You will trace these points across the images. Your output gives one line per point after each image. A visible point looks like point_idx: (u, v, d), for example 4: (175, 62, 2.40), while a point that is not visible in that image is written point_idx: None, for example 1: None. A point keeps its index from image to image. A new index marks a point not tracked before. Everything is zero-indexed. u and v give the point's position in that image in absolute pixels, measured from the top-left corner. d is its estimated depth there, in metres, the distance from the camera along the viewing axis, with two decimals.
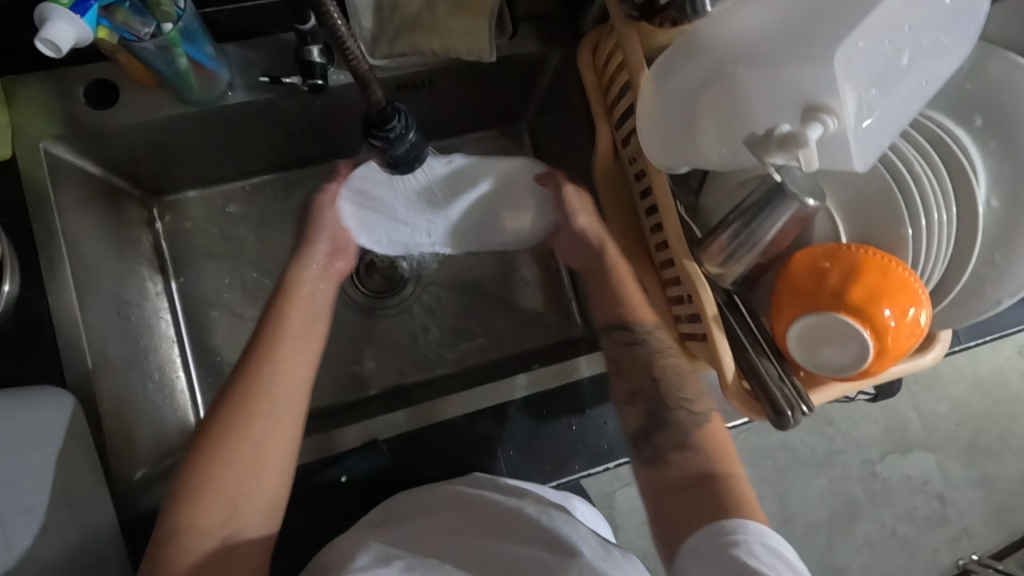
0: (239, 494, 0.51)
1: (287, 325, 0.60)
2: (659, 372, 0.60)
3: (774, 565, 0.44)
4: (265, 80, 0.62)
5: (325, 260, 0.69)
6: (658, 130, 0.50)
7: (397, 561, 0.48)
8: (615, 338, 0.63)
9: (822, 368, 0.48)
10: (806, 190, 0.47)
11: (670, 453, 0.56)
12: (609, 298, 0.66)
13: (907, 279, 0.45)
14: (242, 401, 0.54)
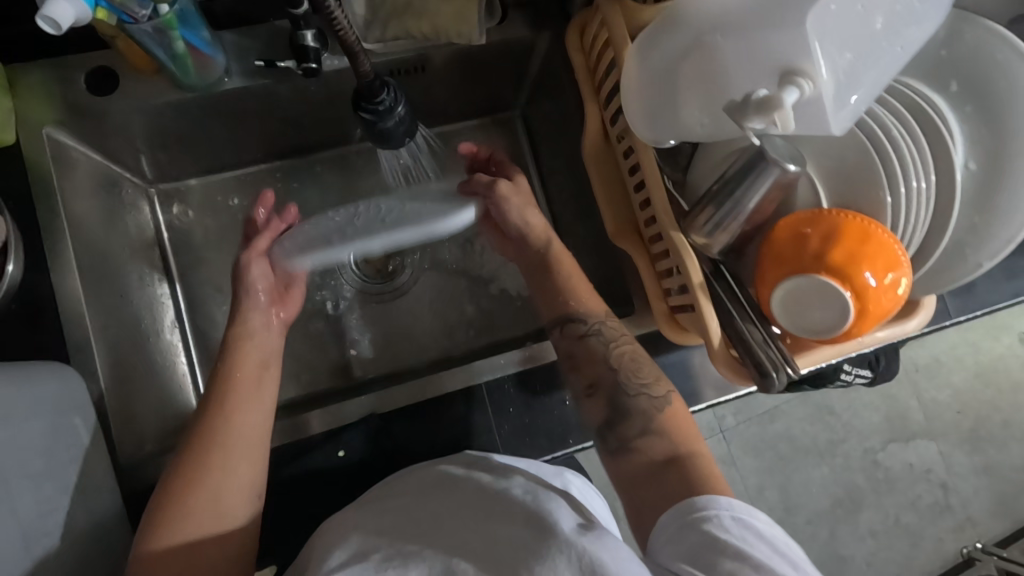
0: (201, 535, 0.52)
1: (235, 372, 0.60)
2: (613, 361, 0.63)
3: (744, 538, 0.46)
4: (261, 63, 0.63)
5: (266, 305, 0.68)
6: (641, 104, 0.52)
7: (375, 555, 0.49)
8: (567, 338, 0.65)
9: (806, 331, 0.49)
10: (786, 156, 0.49)
11: (635, 439, 0.58)
12: (551, 295, 0.68)
13: (886, 242, 0.46)
14: (201, 449, 0.55)
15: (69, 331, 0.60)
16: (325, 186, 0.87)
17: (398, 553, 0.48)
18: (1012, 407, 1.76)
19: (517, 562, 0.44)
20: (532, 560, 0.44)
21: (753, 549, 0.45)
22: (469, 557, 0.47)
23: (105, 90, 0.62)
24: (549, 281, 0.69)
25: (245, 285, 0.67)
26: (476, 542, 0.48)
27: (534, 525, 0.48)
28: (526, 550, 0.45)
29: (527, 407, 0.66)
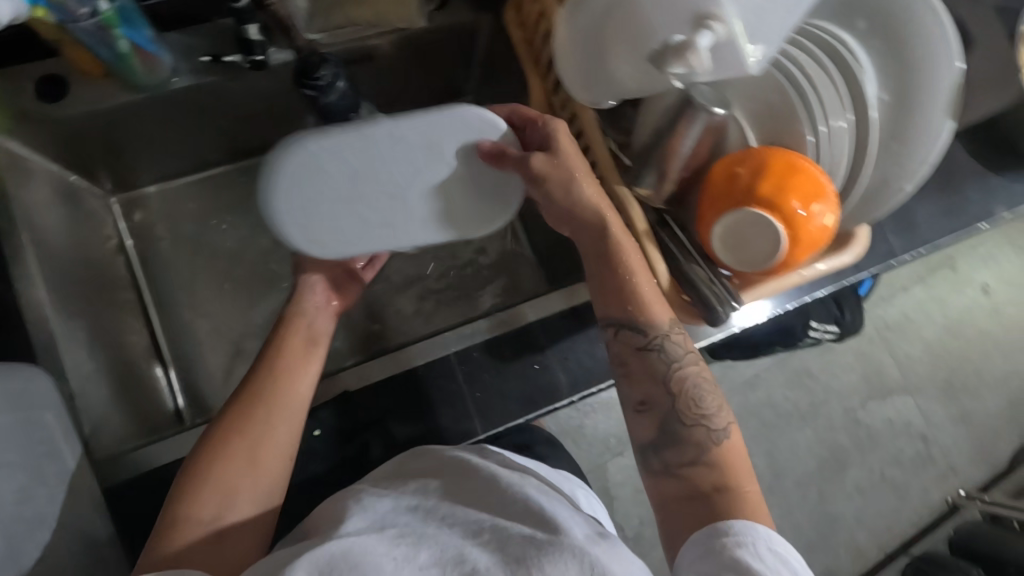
0: (234, 494, 0.53)
1: (287, 346, 0.60)
2: (676, 382, 0.53)
3: (778, 572, 0.43)
4: (207, 58, 0.65)
5: (323, 300, 0.66)
6: (576, 68, 0.56)
7: (389, 530, 0.51)
8: (624, 341, 0.54)
9: (745, 265, 0.51)
10: (713, 101, 0.51)
11: (680, 470, 0.52)
12: (621, 289, 0.54)
13: (811, 172, 0.49)
14: (246, 406, 0.56)
15: (37, 335, 0.61)
16: None
17: (409, 532, 0.50)
18: (982, 355, 1.82)
19: (525, 556, 0.46)
20: (542, 559, 0.46)
21: None
22: (480, 548, 0.48)
23: (56, 96, 0.63)
24: (615, 277, 0.54)
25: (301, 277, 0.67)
26: (492, 535, 0.50)
27: (545, 526, 0.51)
28: (537, 547, 0.47)
29: (498, 374, 0.67)
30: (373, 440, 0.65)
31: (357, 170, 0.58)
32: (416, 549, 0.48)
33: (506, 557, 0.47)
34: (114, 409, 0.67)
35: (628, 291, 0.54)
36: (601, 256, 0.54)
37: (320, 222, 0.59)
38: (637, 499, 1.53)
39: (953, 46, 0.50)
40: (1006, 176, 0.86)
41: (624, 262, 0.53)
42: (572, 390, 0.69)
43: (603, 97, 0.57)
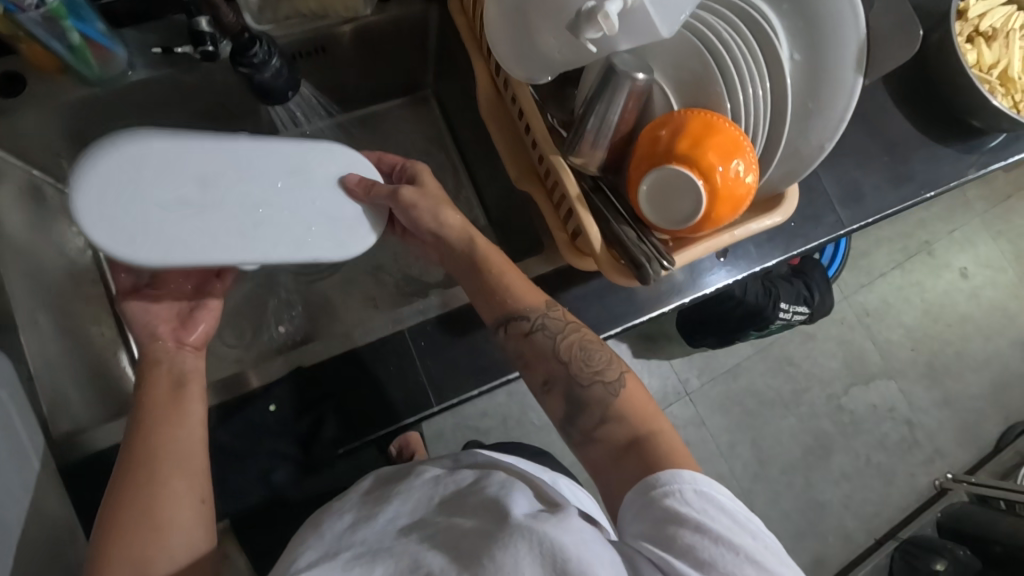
0: (145, 565, 0.50)
1: (153, 399, 0.56)
2: (563, 354, 0.62)
3: (706, 510, 0.48)
4: (158, 50, 0.68)
5: (172, 334, 0.60)
6: (508, 43, 0.58)
7: (345, 551, 0.51)
8: (512, 334, 0.63)
9: (671, 221, 0.53)
10: (634, 68, 0.55)
11: (596, 431, 0.59)
12: (498, 290, 0.64)
13: (726, 129, 0.52)
14: (126, 474, 0.52)
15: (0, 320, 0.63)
16: None
17: (366, 551, 0.50)
18: (963, 338, 1.83)
19: (478, 550, 0.46)
20: (493, 548, 0.45)
21: (714, 521, 0.47)
22: (435, 552, 0.48)
23: (16, 94, 0.66)
24: (491, 283, 0.64)
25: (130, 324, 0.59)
26: (443, 534, 0.50)
27: (494, 514, 0.50)
28: (489, 540, 0.46)
29: (451, 347, 0.69)
30: (328, 414, 0.66)
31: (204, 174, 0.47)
32: (372, 564, 0.48)
33: (459, 557, 0.46)
34: (76, 393, 0.69)
35: (500, 291, 0.64)
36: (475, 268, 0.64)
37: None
38: None
39: (855, 9, 0.51)
40: (951, 147, 0.88)
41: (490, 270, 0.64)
42: None
43: (537, 70, 0.59)
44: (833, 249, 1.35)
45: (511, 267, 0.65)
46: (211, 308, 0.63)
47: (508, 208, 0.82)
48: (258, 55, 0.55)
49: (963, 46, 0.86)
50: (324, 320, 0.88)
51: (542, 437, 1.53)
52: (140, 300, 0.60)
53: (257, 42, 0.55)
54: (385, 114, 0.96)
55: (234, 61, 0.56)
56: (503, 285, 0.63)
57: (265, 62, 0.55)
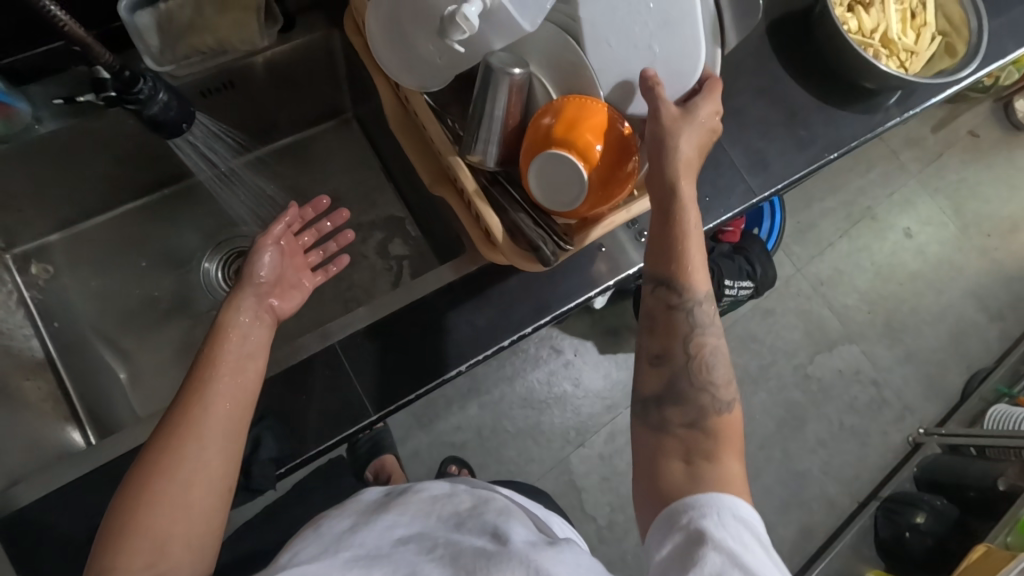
0: (166, 542, 0.50)
1: (224, 365, 0.58)
2: (693, 346, 0.56)
3: (739, 538, 0.46)
4: (60, 101, 0.69)
5: (258, 303, 0.66)
6: (393, 57, 0.60)
7: (344, 552, 0.54)
8: (656, 297, 0.56)
9: (561, 202, 0.56)
10: (509, 64, 0.58)
11: (678, 427, 0.54)
12: (667, 243, 0.56)
13: (600, 112, 0.55)
14: (172, 440, 0.53)
15: None
16: (185, 219, 0.93)
17: (365, 554, 0.53)
18: (916, 295, 1.88)
19: (475, 566, 0.50)
20: (490, 565, 0.49)
21: (748, 553, 0.45)
22: (433, 564, 0.51)
23: None
24: (660, 234, 0.56)
25: (249, 270, 0.68)
26: (444, 549, 0.53)
27: (494, 534, 0.53)
28: (485, 557, 0.50)
29: (385, 352, 0.71)
30: (267, 433, 0.67)
31: None
32: (369, 570, 0.51)
33: (457, 569, 0.50)
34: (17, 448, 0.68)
35: (679, 251, 0.55)
36: (667, 202, 0.55)
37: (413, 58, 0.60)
38: (606, 486, 1.54)
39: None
40: (850, 108, 0.92)
41: (685, 219, 0.55)
42: (460, 359, 0.72)
43: (430, 81, 0.61)
44: (770, 222, 1.39)
45: (700, 243, 0.56)
46: (296, 297, 0.71)
47: (433, 214, 0.84)
48: (143, 89, 0.61)
49: (844, 15, 0.92)
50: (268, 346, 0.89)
51: (519, 443, 1.54)
52: (264, 255, 0.69)
53: (141, 79, 0.61)
54: (310, 141, 0.98)
55: (122, 99, 0.62)
56: (679, 243, 0.55)
57: (150, 94, 0.61)
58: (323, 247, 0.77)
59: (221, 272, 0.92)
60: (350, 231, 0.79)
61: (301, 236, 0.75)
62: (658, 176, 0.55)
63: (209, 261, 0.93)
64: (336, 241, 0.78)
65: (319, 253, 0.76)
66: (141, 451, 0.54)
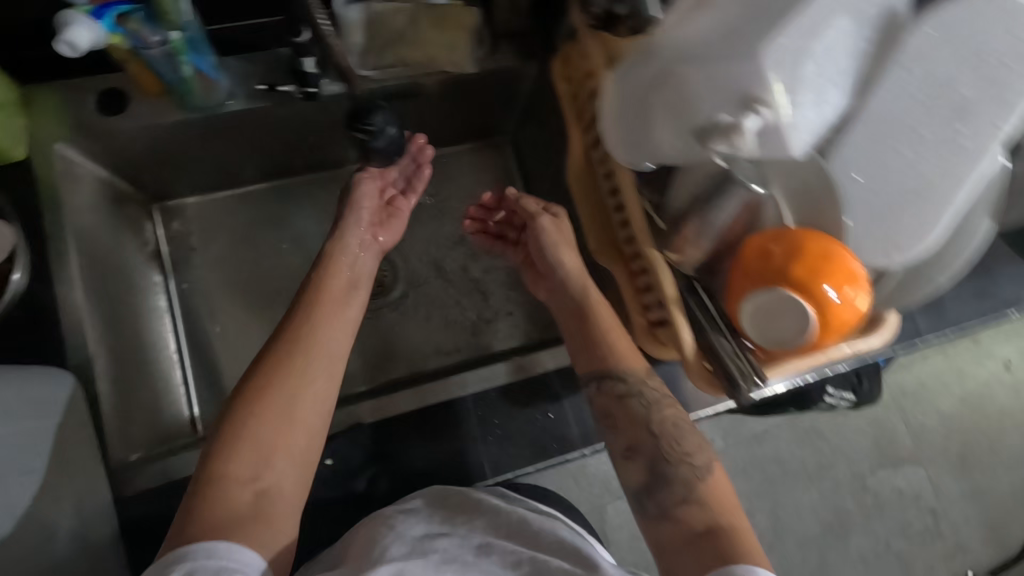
0: (270, 456, 0.50)
1: (330, 289, 0.60)
2: (658, 428, 0.59)
3: None
4: (263, 87, 0.67)
5: (367, 232, 0.69)
6: (620, 131, 0.57)
7: (432, 554, 0.48)
8: (604, 394, 0.62)
9: (773, 344, 0.51)
10: (752, 178, 0.53)
11: (676, 509, 0.54)
12: (587, 338, 0.65)
13: (844, 259, 0.50)
14: (286, 353, 0.54)
15: (66, 337, 0.60)
16: (324, 205, 0.91)
17: (456, 563, 0.48)
18: None
19: None
20: None
21: None
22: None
23: (116, 110, 0.66)
24: (591, 331, 0.65)
25: (350, 204, 0.68)
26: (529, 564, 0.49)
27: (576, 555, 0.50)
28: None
29: (514, 418, 0.68)
30: (381, 474, 0.65)
31: (730, 29, 0.49)
32: None
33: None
34: (140, 415, 0.68)
35: (608, 347, 0.64)
36: (575, 315, 0.67)
37: (643, 144, 0.57)
38: (635, 546, 1.50)
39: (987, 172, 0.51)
40: None
41: (595, 316, 0.66)
42: (587, 444, 0.68)
43: (641, 161, 0.58)
44: None
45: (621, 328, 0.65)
46: (395, 229, 0.73)
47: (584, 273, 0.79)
48: (376, 122, 0.60)
49: None
50: (378, 362, 0.85)
51: (559, 479, 1.50)
52: (365, 186, 0.70)
53: (376, 111, 0.60)
54: (459, 156, 0.95)
55: (352, 127, 0.60)
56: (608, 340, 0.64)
57: (381, 129, 0.60)
58: (412, 191, 0.75)
59: None
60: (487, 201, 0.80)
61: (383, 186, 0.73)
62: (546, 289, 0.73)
63: None
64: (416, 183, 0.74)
65: (402, 181, 0.75)
66: (250, 363, 0.54)
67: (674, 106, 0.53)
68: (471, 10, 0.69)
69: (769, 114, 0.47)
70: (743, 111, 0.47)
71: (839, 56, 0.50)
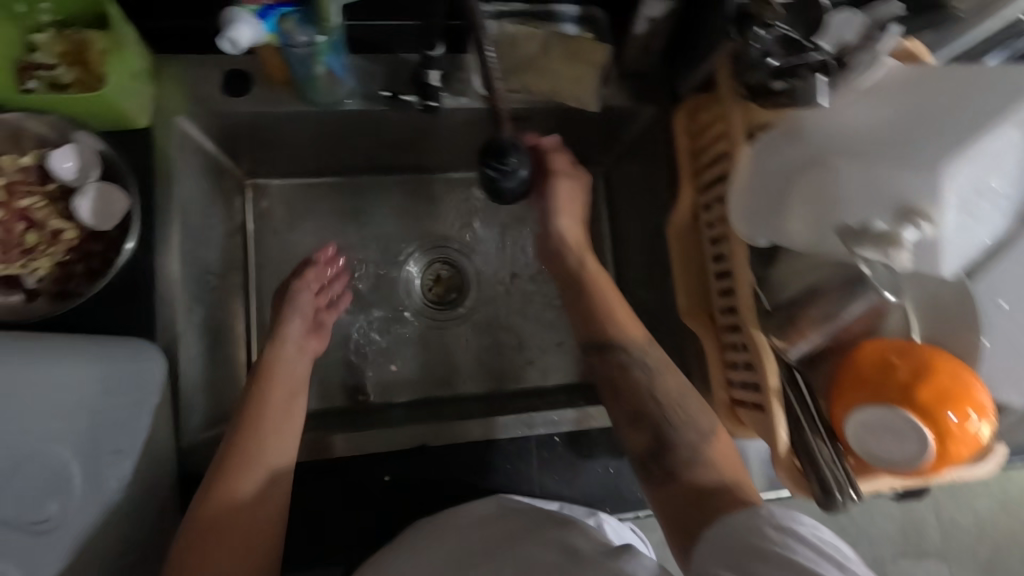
0: None
1: (269, 399, 0.60)
2: (658, 393, 0.61)
3: (787, 544, 0.45)
4: (385, 94, 0.67)
5: (301, 339, 0.68)
6: (747, 206, 0.55)
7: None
8: (603, 360, 0.65)
9: (877, 460, 0.48)
10: (885, 285, 0.51)
11: (685, 476, 0.57)
12: (583, 312, 0.67)
13: (972, 385, 0.47)
14: (234, 481, 0.54)
15: (156, 311, 0.60)
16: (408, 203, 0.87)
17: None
18: None
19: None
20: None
21: (801, 554, 0.44)
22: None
23: (240, 92, 0.66)
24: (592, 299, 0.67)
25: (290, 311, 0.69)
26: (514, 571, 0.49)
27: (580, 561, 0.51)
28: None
29: (574, 466, 0.67)
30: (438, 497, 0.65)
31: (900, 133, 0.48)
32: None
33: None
34: (209, 395, 0.68)
35: (605, 317, 0.66)
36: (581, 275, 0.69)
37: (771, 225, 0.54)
38: None
39: None
40: None
41: (599, 288, 0.68)
42: (641, 505, 0.67)
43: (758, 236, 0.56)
44: None
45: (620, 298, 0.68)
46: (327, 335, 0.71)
47: (664, 332, 0.76)
48: (511, 162, 0.59)
49: None
50: (434, 381, 0.83)
51: None
52: (303, 297, 0.70)
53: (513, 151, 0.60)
54: None
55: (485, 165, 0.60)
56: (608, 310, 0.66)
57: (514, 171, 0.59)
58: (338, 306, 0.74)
59: (425, 278, 0.87)
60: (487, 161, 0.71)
61: (325, 290, 0.73)
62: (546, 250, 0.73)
63: (414, 264, 0.87)
64: (342, 289, 0.75)
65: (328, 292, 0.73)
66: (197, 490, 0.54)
67: (818, 195, 0.51)
68: (603, 46, 0.66)
69: (929, 228, 0.45)
70: (903, 219, 0.45)
71: (1013, 169, 0.47)
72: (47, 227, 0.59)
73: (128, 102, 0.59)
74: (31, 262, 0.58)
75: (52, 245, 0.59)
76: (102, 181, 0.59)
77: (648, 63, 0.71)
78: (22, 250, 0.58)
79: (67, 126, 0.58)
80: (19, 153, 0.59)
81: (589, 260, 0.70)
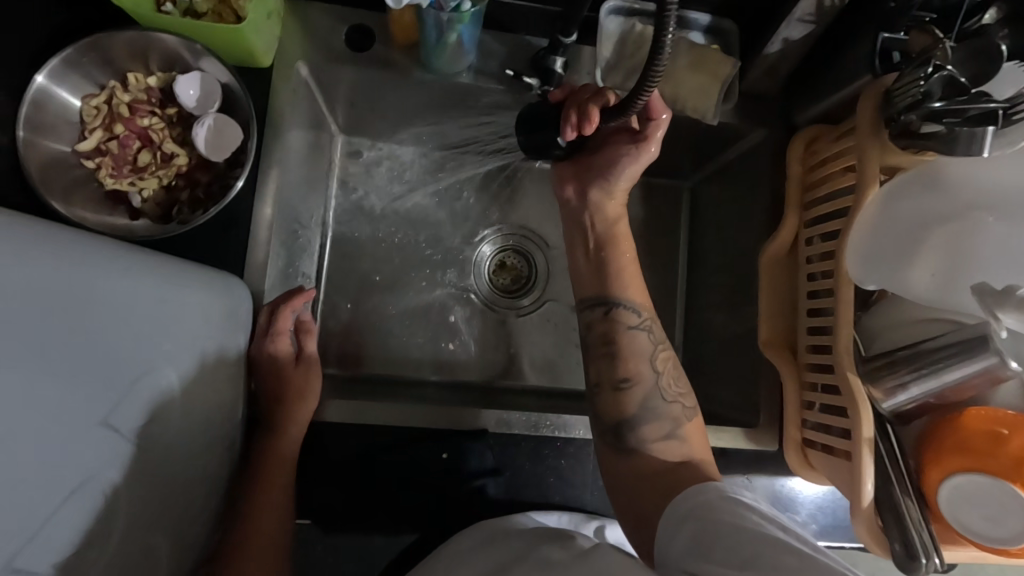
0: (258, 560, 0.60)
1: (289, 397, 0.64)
2: (658, 364, 0.62)
3: (738, 513, 0.47)
4: (509, 73, 0.66)
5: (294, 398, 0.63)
6: (870, 246, 0.53)
7: None
8: (608, 324, 0.63)
9: (970, 532, 0.47)
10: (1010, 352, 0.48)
11: (654, 442, 0.59)
12: (605, 271, 0.65)
13: None
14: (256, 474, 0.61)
15: (247, 249, 0.60)
16: (491, 187, 0.86)
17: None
18: None
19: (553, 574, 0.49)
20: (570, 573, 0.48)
21: (749, 522, 0.46)
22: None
23: (361, 49, 0.66)
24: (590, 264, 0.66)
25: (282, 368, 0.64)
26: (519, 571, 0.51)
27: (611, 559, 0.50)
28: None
29: None
30: (491, 483, 0.64)
31: None
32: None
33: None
34: None
35: (612, 277, 0.65)
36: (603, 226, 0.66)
37: (893, 270, 0.53)
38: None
39: None
40: None
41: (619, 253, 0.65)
42: None
43: (867, 279, 0.54)
44: None
45: (633, 258, 0.66)
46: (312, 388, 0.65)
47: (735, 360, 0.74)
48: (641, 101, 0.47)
49: None
50: (488, 368, 0.82)
51: None
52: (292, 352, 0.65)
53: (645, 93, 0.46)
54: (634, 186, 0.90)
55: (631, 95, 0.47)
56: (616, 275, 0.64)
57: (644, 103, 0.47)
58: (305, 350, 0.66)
59: (494, 262, 0.86)
60: (600, 114, 0.57)
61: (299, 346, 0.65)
62: (586, 196, 0.67)
63: (486, 246, 0.86)
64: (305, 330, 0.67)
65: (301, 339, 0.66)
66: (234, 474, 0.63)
67: (955, 248, 0.51)
68: (731, 61, 0.66)
69: None
70: None
71: None
72: (161, 149, 0.60)
73: (257, 39, 0.58)
74: (139, 181, 0.59)
75: (162, 168, 0.60)
76: (220, 113, 0.59)
77: (771, 86, 0.69)
78: (132, 168, 0.59)
79: (203, 53, 0.57)
80: (145, 73, 0.60)
81: (624, 223, 0.67)
